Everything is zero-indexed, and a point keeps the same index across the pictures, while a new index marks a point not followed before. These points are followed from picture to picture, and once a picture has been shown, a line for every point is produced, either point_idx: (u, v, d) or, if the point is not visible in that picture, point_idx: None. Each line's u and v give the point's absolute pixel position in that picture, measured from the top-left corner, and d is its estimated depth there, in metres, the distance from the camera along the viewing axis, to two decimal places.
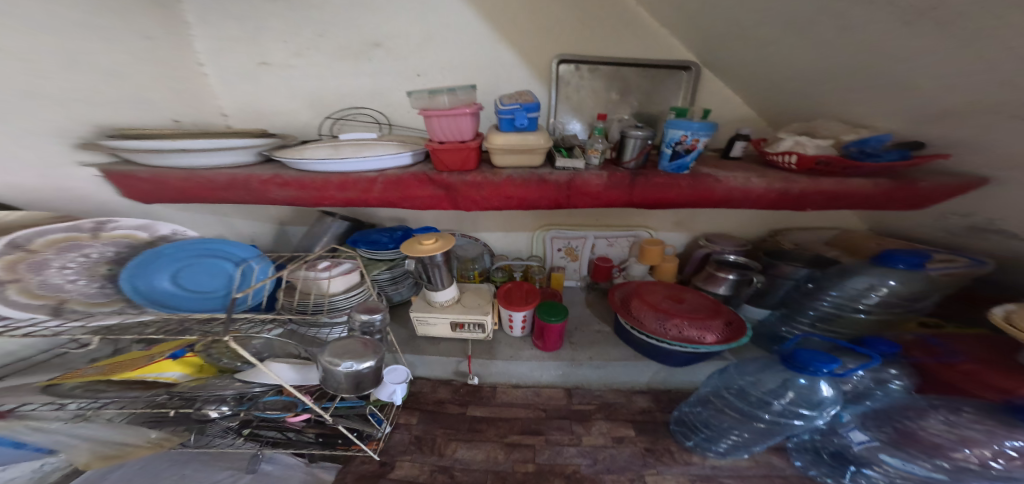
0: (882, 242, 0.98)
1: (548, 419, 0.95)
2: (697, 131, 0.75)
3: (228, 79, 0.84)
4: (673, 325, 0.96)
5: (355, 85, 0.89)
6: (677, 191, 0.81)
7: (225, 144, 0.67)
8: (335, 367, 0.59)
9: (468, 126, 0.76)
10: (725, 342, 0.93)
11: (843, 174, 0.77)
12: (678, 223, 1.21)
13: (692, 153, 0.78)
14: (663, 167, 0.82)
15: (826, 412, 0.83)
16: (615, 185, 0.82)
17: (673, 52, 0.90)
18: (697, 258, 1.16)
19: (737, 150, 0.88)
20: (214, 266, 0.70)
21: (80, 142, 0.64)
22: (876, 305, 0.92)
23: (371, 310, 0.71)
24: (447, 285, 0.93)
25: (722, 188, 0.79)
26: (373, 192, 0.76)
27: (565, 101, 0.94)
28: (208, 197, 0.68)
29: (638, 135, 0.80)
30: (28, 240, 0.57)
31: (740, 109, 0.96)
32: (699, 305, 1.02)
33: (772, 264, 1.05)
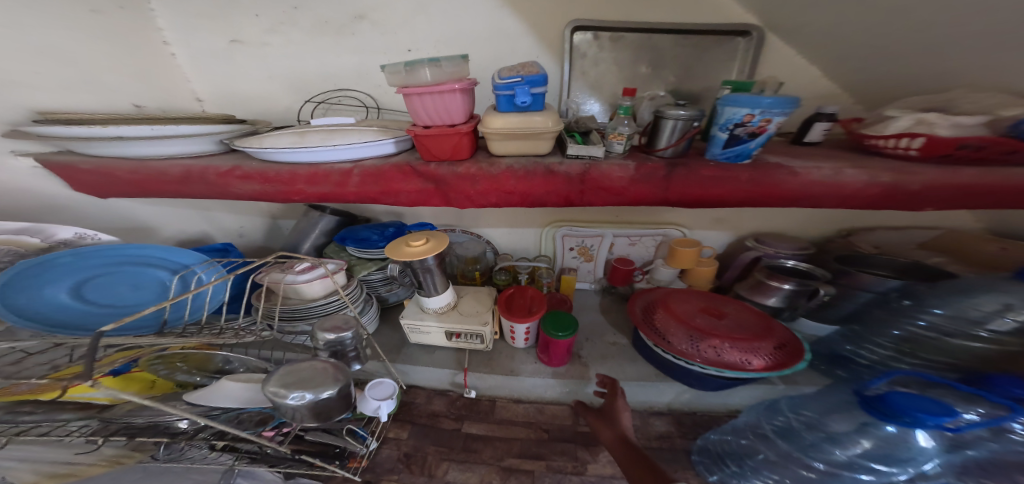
0: (1007, 250, 0.75)
1: (550, 441, 0.84)
2: (769, 108, 0.56)
3: (201, 60, 0.75)
4: (709, 345, 0.81)
5: (338, 64, 0.77)
6: (728, 187, 0.64)
7: (172, 131, 0.57)
8: (282, 400, 0.50)
9: (457, 107, 0.63)
10: (777, 369, 0.76)
11: (996, 160, 0.57)
12: (717, 220, 1.02)
13: (759, 137, 0.61)
14: (713, 155, 0.65)
15: (914, 469, 0.65)
16: (645, 178, 0.66)
17: (725, 12, 0.71)
18: (742, 262, 0.99)
19: (815, 134, 0.69)
20: (135, 276, 0.58)
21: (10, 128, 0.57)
22: (1011, 334, 0.64)
23: (328, 329, 0.59)
24: (441, 291, 0.82)
25: (796, 184, 0.61)
26: (348, 186, 0.66)
27: (582, 76, 0.78)
28: (164, 192, 0.61)
29: (680, 115, 0.63)
30: None
31: (812, 83, 0.75)
32: (742, 321, 0.85)
33: (844, 272, 0.87)
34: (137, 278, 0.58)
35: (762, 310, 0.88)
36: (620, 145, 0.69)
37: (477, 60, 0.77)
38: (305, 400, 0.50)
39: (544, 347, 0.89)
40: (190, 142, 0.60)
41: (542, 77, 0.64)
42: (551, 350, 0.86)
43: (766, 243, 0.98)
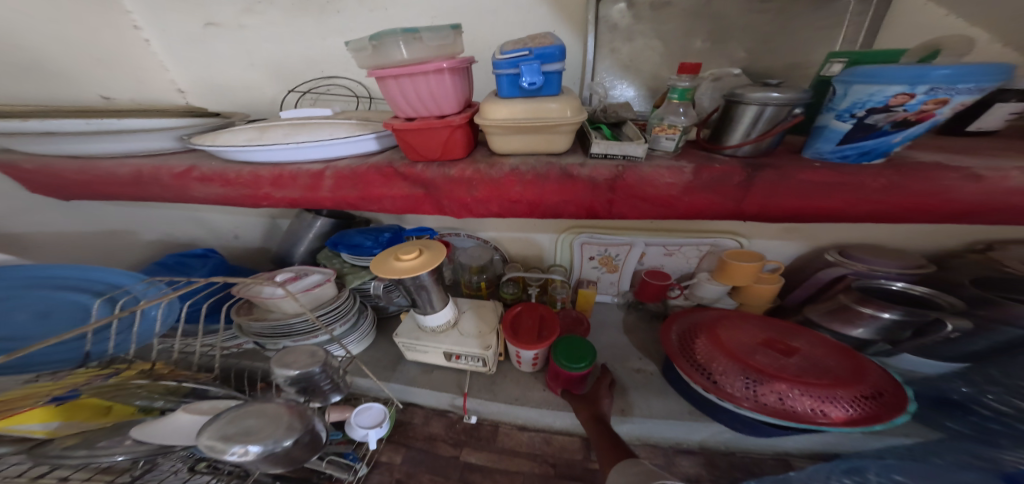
0: None
1: (557, 479, 0.73)
2: (945, 84, 0.37)
3: (175, 47, 0.66)
4: (770, 390, 0.63)
5: (325, 48, 0.65)
6: (840, 198, 0.47)
7: (114, 126, 0.48)
8: (219, 456, 0.41)
9: (445, 93, 0.49)
10: (865, 424, 0.58)
11: None
12: (786, 229, 0.81)
13: (915, 127, 0.42)
14: (813, 151, 0.49)
15: None
16: (713, 185, 0.50)
17: None
18: (817, 281, 0.80)
19: (994, 121, 0.50)
20: (43, 300, 0.50)
21: None
22: None
23: (288, 365, 0.52)
24: (441, 308, 0.72)
25: (976, 193, 0.43)
26: (322, 191, 0.55)
27: (611, 54, 0.61)
28: (120, 195, 0.55)
29: (769, 100, 0.45)
30: None
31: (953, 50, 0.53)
32: (817, 360, 0.67)
33: (987, 301, 0.63)
34: (45, 302, 0.51)
35: (840, 341, 0.70)
36: (672, 141, 0.53)
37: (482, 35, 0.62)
38: (250, 455, 0.42)
39: (556, 378, 0.77)
40: (141, 138, 0.52)
41: (558, 49, 0.48)
42: (557, 378, 0.76)
43: (855, 258, 0.76)
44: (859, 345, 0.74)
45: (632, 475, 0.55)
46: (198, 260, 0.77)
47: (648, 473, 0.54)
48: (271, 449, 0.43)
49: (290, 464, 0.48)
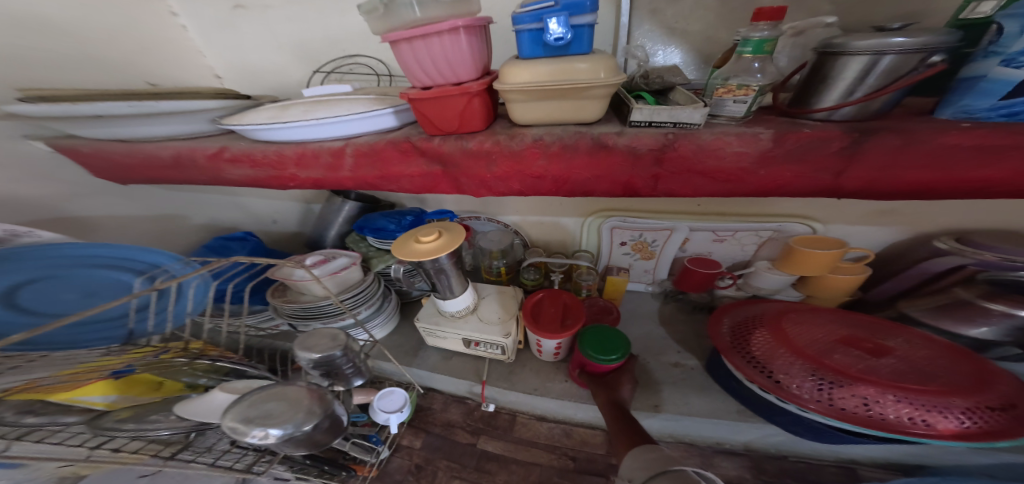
0: None
1: (575, 474, 0.70)
2: None
3: (210, 33, 0.69)
4: (852, 394, 0.53)
5: (342, 23, 0.63)
6: (1011, 166, 0.37)
7: (153, 108, 0.49)
8: (241, 438, 0.42)
9: (462, 56, 0.45)
10: (982, 440, 0.47)
11: None
12: (876, 213, 0.68)
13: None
14: (955, 108, 0.38)
15: None
16: (805, 153, 0.41)
17: None
18: (920, 273, 0.66)
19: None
20: (85, 280, 0.50)
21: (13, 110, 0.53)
22: None
23: (309, 348, 0.51)
24: (458, 293, 0.69)
25: None
26: (342, 171, 0.54)
27: (655, 12, 0.54)
28: (165, 178, 0.57)
29: (891, 45, 0.35)
30: None
31: None
32: (915, 363, 0.56)
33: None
34: (85, 281, 0.50)
35: (955, 343, 0.58)
36: (742, 104, 0.44)
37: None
38: (270, 438, 0.42)
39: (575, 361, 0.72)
40: (176, 121, 0.52)
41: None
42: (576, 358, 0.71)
43: (977, 245, 0.61)
44: (977, 346, 0.61)
45: (646, 462, 0.48)
46: (238, 244, 0.81)
47: (661, 459, 0.47)
48: (291, 433, 0.43)
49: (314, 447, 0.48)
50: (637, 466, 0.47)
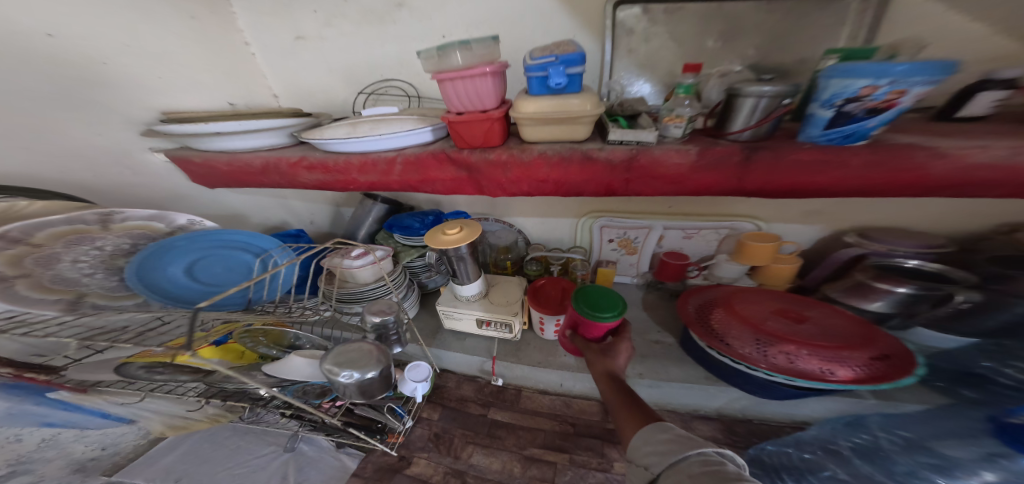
0: None
1: (575, 436, 0.82)
2: (903, 77, 0.45)
3: (274, 57, 0.81)
4: (780, 351, 0.69)
5: (382, 54, 0.78)
6: (834, 174, 0.54)
7: (256, 127, 0.66)
8: (335, 378, 0.55)
9: (489, 92, 0.62)
10: (871, 383, 0.63)
11: None
12: (809, 212, 0.85)
13: (884, 114, 0.49)
14: (807, 135, 0.55)
15: None
16: (716, 164, 0.59)
17: None
18: (837, 260, 0.82)
19: (978, 106, 0.55)
20: (230, 259, 0.62)
21: (147, 128, 0.69)
22: None
23: (376, 312, 0.65)
24: (473, 280, 0.82)
25: (944, 168, 0.50)
26: (393, 174, 0.70)
27: (629, 54, 0.72)
28: (251, 181, 0.72)
29: (764, 92, 0.54)
30: (27, 233, 0.49)
31: (953, 44, 0.60)
32: (829, 327, 0.72)
33: (1002, 276, 0.66)
34: (230, 261, 0.62)
35: (860, 316, 0.73)
36: (680, 129, 0.62)
37: (501, 40, 0.74)
38: (354, 379, 0.56)
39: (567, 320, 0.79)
40: (262, 136, 0.68)
41: (580, 55, 0.59)
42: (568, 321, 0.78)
43: (875, 238, 0.79)
44: (877, 318, 0.76)
45: (658, 445, 0.50)
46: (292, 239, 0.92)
47: (676, 441, 0.49)
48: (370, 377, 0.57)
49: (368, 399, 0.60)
50: (649, 452, 0.50)
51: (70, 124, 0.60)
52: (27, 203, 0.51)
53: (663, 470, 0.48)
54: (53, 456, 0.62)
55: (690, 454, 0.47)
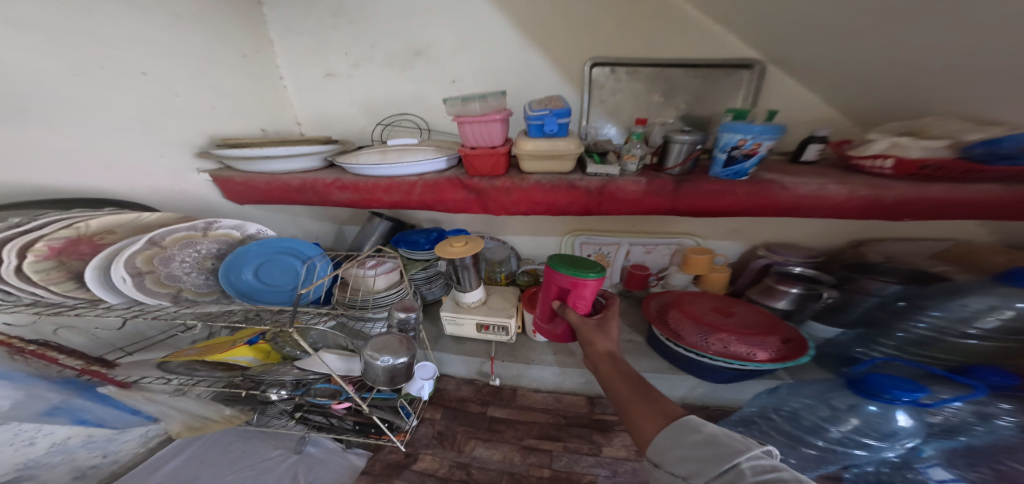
0: (1014, 258, 0.79)
1: (567, 426, 0.90)
2: (759, 135, 0.68)
3: (302, 91, 0.96)
4: (716, 339, 0.89)
5: (400, 92, 0.94)
6: (731, 198, 0.76)
7: (297, 151, 0.81)
8: (374, 361, 0.69)
9: (498, 132, 0.79)
10: (780, 361, 0.84)
11: (962, 179, 0.67)
12: (733, 230, 1.10)
13: (751, 158, 0.73)
14: (715, 173, 0.77)
15: (900, 444, 0.73)
16: (657, 191, 0.79)
17: (730, 50, 0.86)
18: (753, 268, 1.06)
19: (811, 153, 0.82)
20: (285, 264, 0.72)
21: (199, 151, 0.80)
22: (995, 331, 0.72)
23: (405, 309, 0.79)
24: (475, 287, 0.95)
25: (788, 197, 0.73)
26: (413, 195, 0.85)
27: (601, 104, 0.94)
28: (286, 198, 0.87)
29: (684, 140, 0.77)
30: (162, 237, 0.62)
31: (813, 109, 0.88)
32: (749, 319, 0.94)
33: (851, 278, 0.93)
34: (284, 265, 0.72)
35: (773, 313, 0.95)
36: (633, 165, 0.83)
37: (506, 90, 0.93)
38: (391, 362, 0.69)
39: (552, 295, 0.77)
40: (298, 161, 0.84)
41: (567, 110, 0.78)
42: (552, 292, 0.77)
43: (775, 251, 1.04)
44: (785, 314, 0.99)
45: (693, 446, 0.49)
46: None
47: (714, 443, 0.48)
48: (394, 362, 0.69)
49: (392, 385, 0.72)
50: (683, 457, 0.49)
51: (141, 147, 0.71)
52: (151, 213, 0.65)
53: (704, 475, 0.46)
54: (58, 462, 0.70)
55: (740, 460, 0.46)
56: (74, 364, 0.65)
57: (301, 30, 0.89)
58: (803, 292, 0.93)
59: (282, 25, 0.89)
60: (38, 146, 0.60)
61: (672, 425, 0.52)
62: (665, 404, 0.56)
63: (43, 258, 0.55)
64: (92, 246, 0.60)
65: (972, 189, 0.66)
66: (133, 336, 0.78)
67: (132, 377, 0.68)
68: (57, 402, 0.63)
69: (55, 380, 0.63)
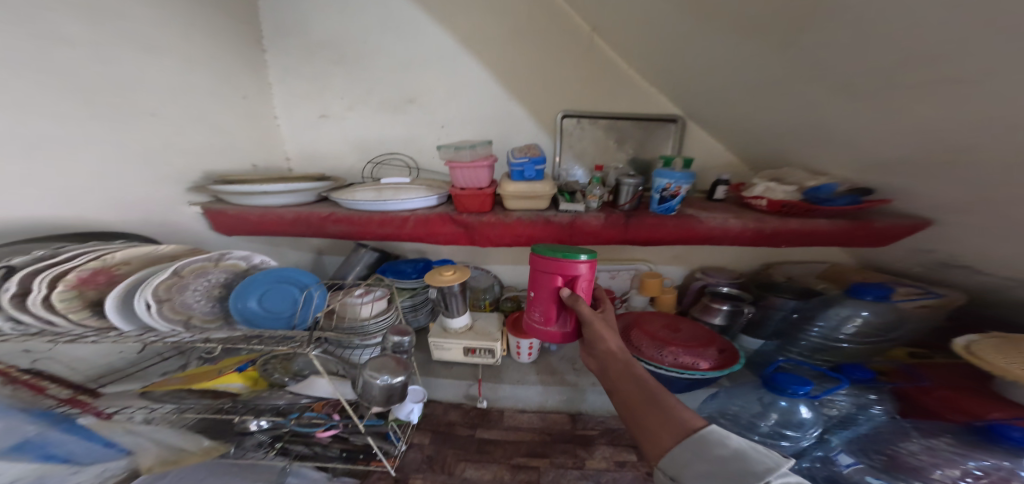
0: (868, 275, 1.02)
1: (553, 443, 0.97)
2: (680, 179, 0.86)
3: (297, 129, 1.17)
4: (667, 351, 0.96)
5: (394, 134, 1.16)
6: (667, 229, 0.91)
7: (294, 188, 0.94)
8: (373, 380, 0.73)
9: (485, 176, 0.92)
10: (720, 369, 0.90)
11: (810, 215, 0.86)
12: (675, 256, 1.29)
13: (677, 199, 0.89)
14: (654, 209, 0.92)
15: (810, 434, 0.77)
16: (611, 225, 0.93)
17: (661, 108, 1.10)
18: (693, 289, 1.18)
19: (720, 193, 1.03)
20: (285, 291, 0.79)
21: (191, 186, 0.94)
22: (855, 335, 0.93)
23: (401, 332, 0.84)
24: (462, 312, 1.04)
25: (704, 227, 0.89)
26: (405, 228, 0.94)
27: (570, 149, 1.14)
28: (278, 228, 0.97)
29: (630, 183, 0.94)
30: (182, 267, 0.72)
31: (722, 157, 1.13)
32: (693, 332, 1.02)
33: (762, 296, 1.05)
34: (284, 292, 0.79)
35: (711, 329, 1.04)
36: (593, 203, 0.98)
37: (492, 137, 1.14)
38: (395, 381, 0.73)
39: (537, 287, 0.68)
40: (293, 196, 0.97)
41: (544, 157, 0.94)
42: (540, 284, 0.67)
43: (711, 274, 1.20)
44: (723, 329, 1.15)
45: (713, 462, 0.45)
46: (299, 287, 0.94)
47: (739, 462, 0.44)
48: (392, 382, 0.73)
49: (384, 404, 0.76)
50: (701, 473, 0.45)
51: (148, 180, 0.84)
52: (163, 247, 0.77)
53: None
54: None
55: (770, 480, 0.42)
56: (60, 395, 0.73)
57: (300, 73, 1.12)
58: (730, 308, 1.01)
59: (281, 70, 1.12)
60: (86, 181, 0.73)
61: (697, 433, 0.48)
62: (689, 412, 0.52)
63: (68, 288, 0.63)
64: (108, 277, 0.68)
65: (819, 223, 0.85)
66: (103, 368, 0.83)
67: (115, 406, 0.76)
68: (31, 435, 0.67)
69: (36, 411, 0.69)
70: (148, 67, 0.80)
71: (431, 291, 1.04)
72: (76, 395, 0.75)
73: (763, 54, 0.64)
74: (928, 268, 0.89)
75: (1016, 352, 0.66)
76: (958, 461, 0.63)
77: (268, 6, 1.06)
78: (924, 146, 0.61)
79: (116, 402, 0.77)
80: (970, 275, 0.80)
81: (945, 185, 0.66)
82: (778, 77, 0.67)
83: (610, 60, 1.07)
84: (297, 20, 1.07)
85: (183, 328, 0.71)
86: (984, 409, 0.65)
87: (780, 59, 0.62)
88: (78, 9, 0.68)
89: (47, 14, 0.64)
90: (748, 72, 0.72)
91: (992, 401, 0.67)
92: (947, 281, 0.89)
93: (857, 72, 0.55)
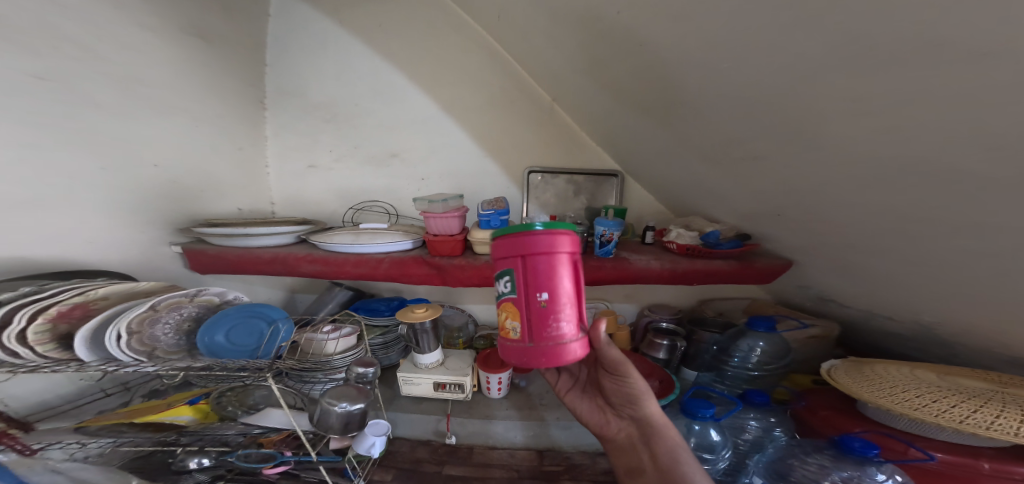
0: (777, 308, 1.17)
1: (520, 478, 0.99)
2: (612, 227, 0.97)
3: (286, 177, 1.29)
4: None
5: (375, 184, 1.29)
6: (599, 270, 0.95)
7: (277, 230, 1.04)
8: (332, 406, 0.79)
9: (456, 224, 1.06)
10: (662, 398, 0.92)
11: (709, 255, 0.93)
12: (628, 295, 1.34)
13: (612, 243, 0.99)
14: (596, 253, 1.01)
15: (723, 455, 0.83)
16: None
17: (602, 164, 1.30)
18: (640, 326, 1.26)
19: (649, 238, 1.11)
20: (253, 326, 0.84)
21: (178, 229, 1.01)
22: (760, 364, 1.03)
23: (366, 363, 0.88)
24: (432, 349, 1.12)
25: (635, 267, 0.93)
26: (379, 269, 1.03)
27: (537, 200, 1.30)
28: (253, 268, 1.02)
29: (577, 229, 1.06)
30: (159, 302, 0.77)
31: (654, 205, 1.32)
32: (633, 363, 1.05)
33: (693, 331, 1.14)
34: (253, 327, 0.84)
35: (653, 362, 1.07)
36: None
37: (463, 188, 1.29)
38: (355, 406, 0.79)
39: (523, 283, 0.61)
40: (274, 238, 1.06)
41: (507, 209, 1.08)
42: (545, 279, 0.60)
43: (655, 310, 1.29)
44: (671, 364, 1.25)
45: None
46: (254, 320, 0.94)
47: None
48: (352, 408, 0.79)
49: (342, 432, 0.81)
50: None
51: (136, 223, 0.91)
52: (143, 283, 0.82)
53: None
54: None
55: None
56: None
57: (293, 130, 1.25)
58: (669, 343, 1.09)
59: (278, 126, 1.25)
60: (80, 223, 0.80)
61: None
62: None
63: (45, 321, 0.68)
64: (83, 311, 0.72)
65: (716, 263, 0.90)
66: (35, 405, 0.82)
67: (44, 442, 0.74)
68: None
69: None
70: (158, 124, 0.92)
71: (401, 327, 1.13)
72: (5, 429, 0.73)
73: (656, 128, 0.82)
74: (812, 302, 1.04)
75: (860, 377, 0.78)
76: (828, 472, 0.69)
77: (274, 72, 1.23)
78: (768, 204, 0.76)
79: (45, 437, 0.75)
80: (839, 308, 0.95)
81: (789, 235, 0.81)
82: (668, 147, 0.85)
83: (567, 127, 1.27)
84: (296, 86, 1.23)
85: (146, 360, 0.75)
86: (846, 424, 0.76)
87: (666, 133, 0.80)
88: (112, 79, 0.82)
89: (83, 84, 0.77)
90: (650, 141, 0.91)
91: (850, 415, 0.79)
92: (830, 314, 1.05)
93: (710, 150, 0.72)
